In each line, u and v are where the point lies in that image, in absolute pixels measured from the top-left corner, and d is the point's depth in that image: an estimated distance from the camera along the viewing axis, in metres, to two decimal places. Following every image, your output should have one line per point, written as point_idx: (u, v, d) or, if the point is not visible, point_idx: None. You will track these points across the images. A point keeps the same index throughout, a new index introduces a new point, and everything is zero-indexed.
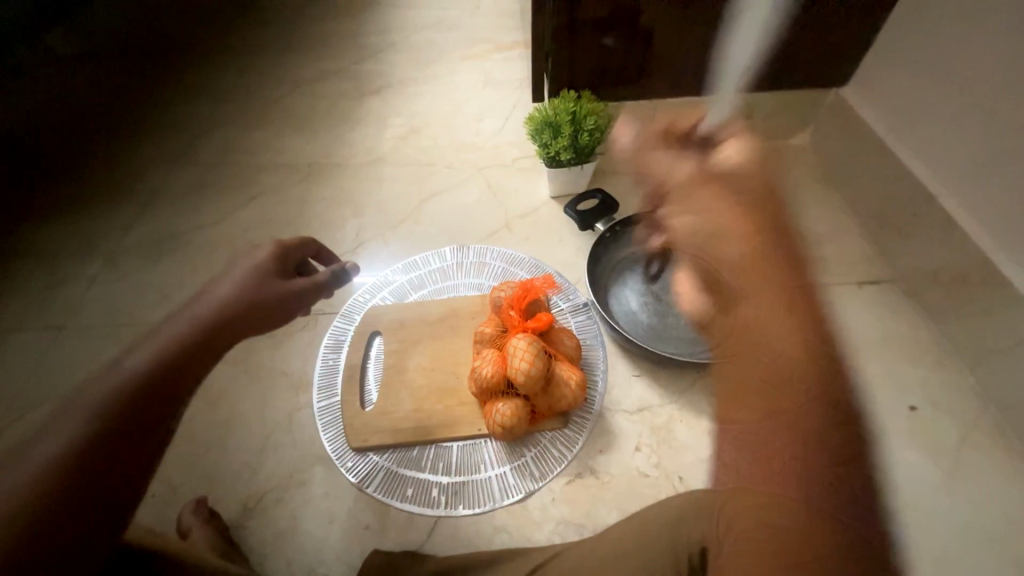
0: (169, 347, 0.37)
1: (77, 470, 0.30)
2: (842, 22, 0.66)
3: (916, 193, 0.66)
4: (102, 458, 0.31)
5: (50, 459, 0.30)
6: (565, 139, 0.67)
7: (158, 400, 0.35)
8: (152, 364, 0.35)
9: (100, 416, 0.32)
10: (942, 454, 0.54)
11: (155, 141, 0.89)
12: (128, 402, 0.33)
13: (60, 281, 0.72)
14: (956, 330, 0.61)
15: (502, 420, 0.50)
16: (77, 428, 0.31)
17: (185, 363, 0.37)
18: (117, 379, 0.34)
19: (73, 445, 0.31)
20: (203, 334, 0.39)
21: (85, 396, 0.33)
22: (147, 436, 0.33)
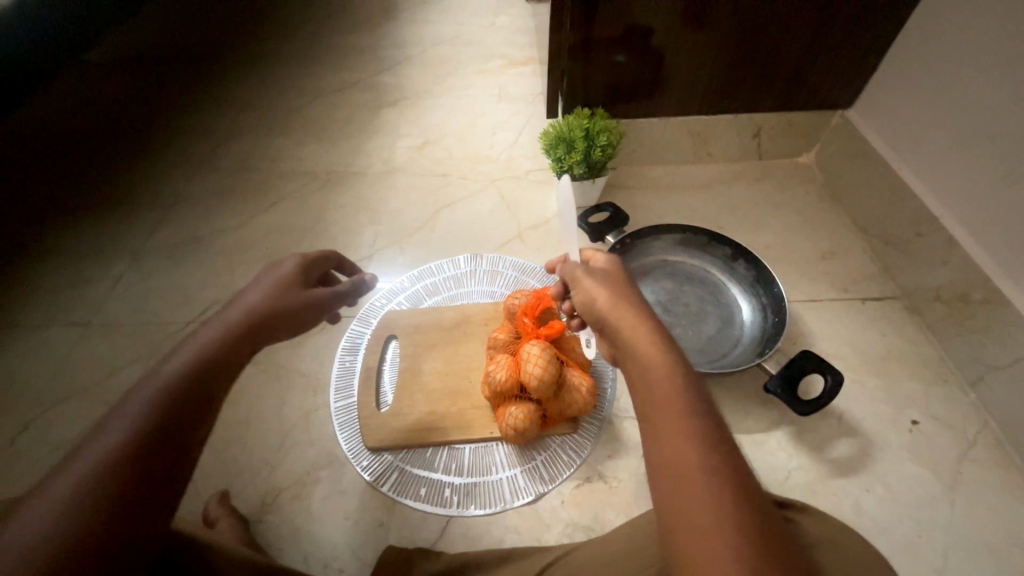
0: (210, 346, 0.37)
1: (130, 464, 0.30)
2: (848, 47, 0.69)
3: (919, 213, 0.68)
4: (152, 453, 0.31)
5: (105, 454, 0.30)
6: (578, 154, 0.70)
7: (201, 396, 0.35)
8: (195, 362, 0.36)
9: (152, 413, 0.32)
10: (943, 468, 0.55)
11: (179, 145, 0.92)
12: (174, 397, 0.33)
13: (87, 280, 0.75)
14: (957, 348, 0.63)
15: (514, 423, 0.52)
16: (130, 426, 0.31)
17: (224, 360, 0.37)
18: (165, 376, 0.34)
19: (125, 440, 0.31)
20: (238, 336, 0.39)
21: (136, 395, 0.33)
22: (192, 431, 0.33)
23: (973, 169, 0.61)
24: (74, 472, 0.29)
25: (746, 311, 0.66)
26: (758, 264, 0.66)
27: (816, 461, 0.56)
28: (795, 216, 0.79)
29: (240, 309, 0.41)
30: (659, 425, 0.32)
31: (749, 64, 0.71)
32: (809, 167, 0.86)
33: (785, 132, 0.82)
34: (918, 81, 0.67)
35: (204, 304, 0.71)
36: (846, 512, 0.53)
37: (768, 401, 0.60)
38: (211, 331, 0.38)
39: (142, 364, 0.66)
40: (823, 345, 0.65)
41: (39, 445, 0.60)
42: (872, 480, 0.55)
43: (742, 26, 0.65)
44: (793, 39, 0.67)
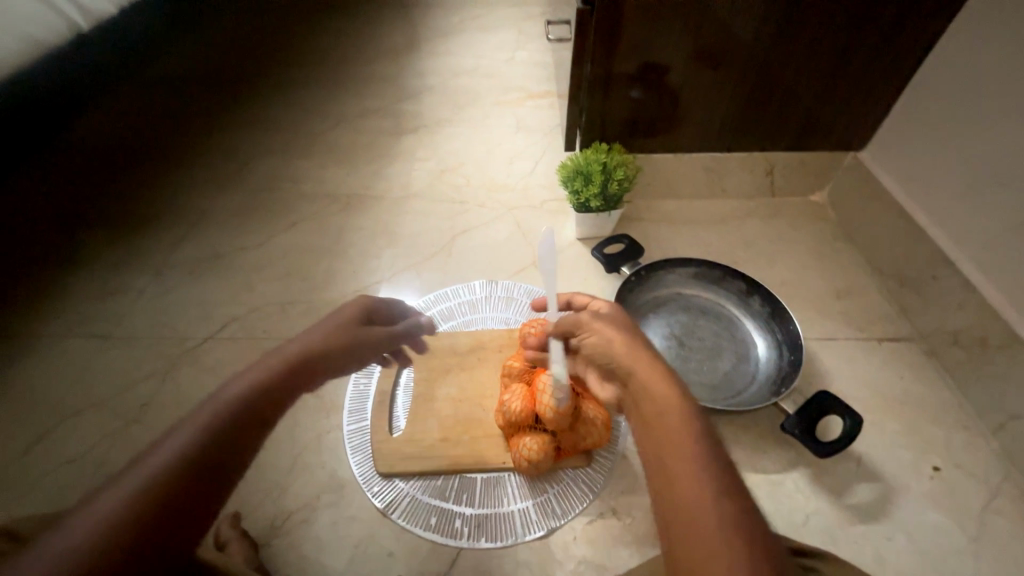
0: (260, 382, 0.38)
1: (158, 502, 0.30)
2: (860, 91, 0.71)
3: (934, 255, 0.68)
4: (182, 493, 0.31)
5: (140, 486, 0.30)
6: (596, 187, 0.72)
7: (241, 438, 0.35)
8: (243, 398, 0.36)
9: (200, 437, 0.33)
10: (966, 518, 0.54)
11: (206, 164, 0.95)
12: (216, 434, 0.34)
13: (111, 292, 0.76)
14: (977, 393, 0.62)
15: (528, 454, 0.52)
16: (179, 447, 0.32)
17: (279, 395, 0.38)
18: (212, 411, 0.35)
19: (160, 473, 0.31)
20: (299, 370, 0.41)
21: (194, 417, 0.34)
22: (225, 475, 0.33)
23: (987, 213, 0.62)
24: (107, 501, 0.29)
25: (761, 347, 0.66)
26: (773, 300, 0.66)
27: (835, 506, 0.55)
28: (809, 253, 0.80)
29: (300, 344, 0.43)
30: (670, 467, 0.35)
31: (764, 105, 0.73)
32: (821, 205, 0.87)
33: (797, 171, 0.84)
34: (930, 126, 0.69)
35: (222, 321, 0.73)
36: (867, 561, 0.51)
37: (784, 440, 0.59)
38: (267, 365, 0.40)
39: (158, 378, 0.67)
40: (839, 384, 0.64)
41: (52, 457, 0.60)
42: (893, 527, 0.53)
43: (757, 69, 0.68)
44: (807, 82, 0.70)
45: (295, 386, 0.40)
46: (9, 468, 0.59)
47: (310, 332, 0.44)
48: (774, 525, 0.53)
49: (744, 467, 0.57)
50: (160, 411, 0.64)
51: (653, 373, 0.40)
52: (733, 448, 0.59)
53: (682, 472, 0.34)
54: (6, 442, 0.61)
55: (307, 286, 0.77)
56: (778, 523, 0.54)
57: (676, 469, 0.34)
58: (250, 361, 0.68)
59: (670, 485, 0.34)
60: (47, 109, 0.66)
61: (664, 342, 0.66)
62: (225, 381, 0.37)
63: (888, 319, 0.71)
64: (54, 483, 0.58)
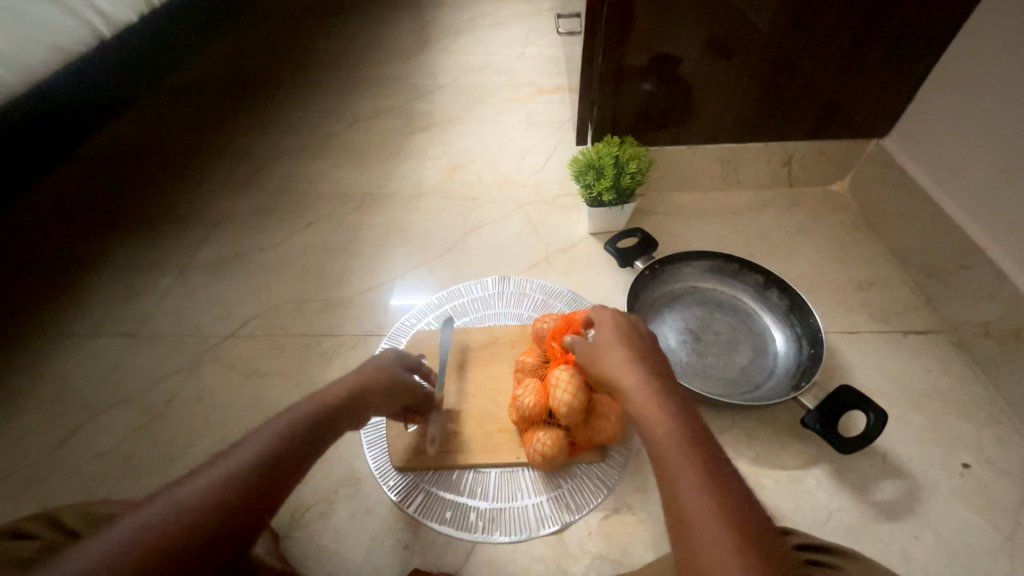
0: (313, 411, 0.42)
1: (207, 515, 0.32)
2: (882, 77, 0.69)
3: (962, 244, 0.66)
4: (230, 509, 0.33)
5: (194, 494, 0.33)
6: (608, 181, 0.71)
7: (289, 463, 0.37)
8: (297, 423, 0.40)
9: (248, 463, 0.36)
10: (999, 517, 0.52)
11: (225, 166, 0.98)
12: (267, 455, 0.37)
13: (137, 292, 0.79)
14: (1010, 387, 0.59)
15: (542, 449, 0.51)
16: (227, 472, 0.35)
17: (317, 433, 0.41)
18: (269, 431, 0.38)
19: (213, 484, 0.34)
20: (335, 410, 0.43)
21: (245, 443, 0.37)
22: (270, 499, 0.35)
23: (1018, 201, 0.59)
24: (165, 504, 0.32)
25: (780, 341, 0.64)
26: (792, 293, 0.65)
27: (858, 503, 0.53)
28: (829, 244, 0.78)
29: (355, 377, 0.48)
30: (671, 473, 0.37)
31: (780, 95, 0.71)
32: (842, 195, 0.84)
33: (816, 160, 0.81)
34: (957, 111, 0.66)
35: (242, 319, 0.74)
36: (894, 561, 0.50)
37: (804, 436, 0.58)
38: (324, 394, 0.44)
39: (182, 375, 0.69)
40: (862, 379, 0.62)
41: (84, 450, 0.62)
42: (920, 526, 0.52)
43: (773, 59, 0.66)
44: (825, 71, 0.68)
45: (341, 418, 0.44)
46: (45, 461, 0.61)
47: (361, 368, 0.49)
48: (794, 522, 0.52)
49: (763, 463, 0.56)
50: (184, 406, 0.66)
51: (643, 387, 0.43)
52: (751, 443, 0.58)
53: (681, 475, 0.37)
54: (42, 436, 0.64)
55: (323, 284, 0.78)
56: (799, 520, 0.52)
57: (676, 473, 0.37)
58: (269, 357, 0.70)
59: (671, 489, 0.36)
60: (74, 117, 0.69)
61: (678, 336, 0.66)
62: (286, 405, 0.42)
63: (912, 311, 0.69)
64: (86, 475, 0.60)
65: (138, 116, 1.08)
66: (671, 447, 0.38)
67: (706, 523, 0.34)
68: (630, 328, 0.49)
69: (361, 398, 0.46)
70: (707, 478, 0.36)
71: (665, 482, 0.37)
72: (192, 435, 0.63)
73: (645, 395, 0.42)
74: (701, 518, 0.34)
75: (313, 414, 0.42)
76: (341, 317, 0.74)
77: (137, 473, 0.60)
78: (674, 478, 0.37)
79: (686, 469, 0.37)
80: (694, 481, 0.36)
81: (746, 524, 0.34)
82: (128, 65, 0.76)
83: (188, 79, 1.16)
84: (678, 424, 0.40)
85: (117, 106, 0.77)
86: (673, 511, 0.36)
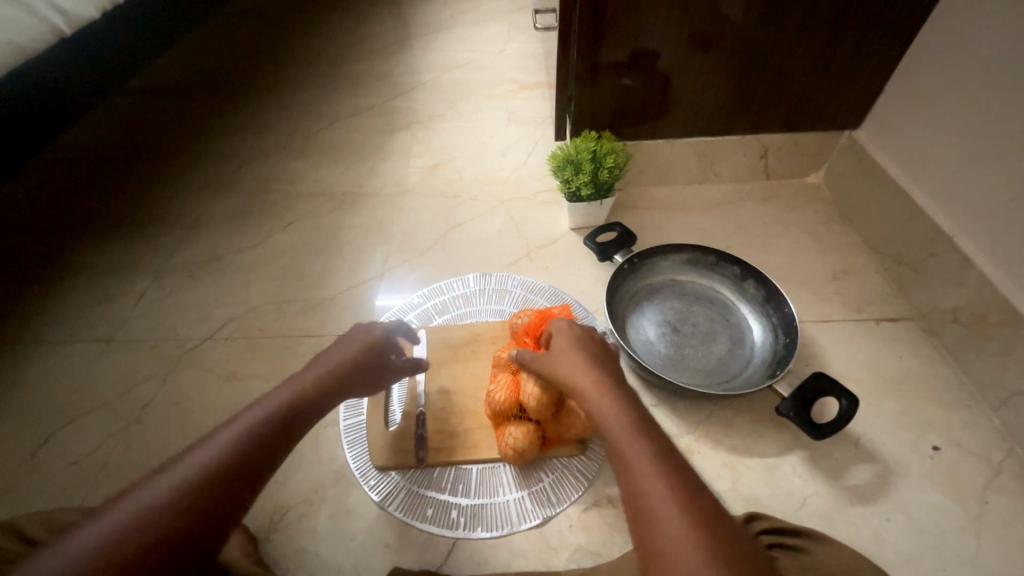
0: (281, 408, 0.41)
1: (165, 525, 0.32)
2: (853, 68, 0.70)
3: (931, 232, 0.67)
4: (190, 517, 0.33)
5: (149, 503, 0.32)
6: (586, 176, 0.71)
7: (254, 466, 0.36)
8: (262, 422, 0.39)
9: (215, 462, 0.35)
10: (966, 497, 0.53)
11: (202, 167, 0.96)
12: (229, 460, 0.36)
13: (112, 297, 0.77)
14: (977, 371, 0.61)
15: (514, 444, 0.52)
16: (192, 472, 0.34)
17: (286, 426, 0.40)
18: (230, 434, 0.37)
19: (170, 492, 0.33)
20: (307, 401, 0.42)
21: (212, 442, 0.36)
22: (233, 504, 0.35)
23: (984, 189, 0.61)
24: (118, 515, 0.32)
25: (757, 331, 0.65)
26: (768, 284, 0.65)
27: (832, 487, 0.54)
28: (806, 236, 0.79)
29: (324, 366, 0.46)
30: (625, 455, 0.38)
31: (754, 88, 0.72)
32: (818, 187, 0.86)
33: (792, 152, 0.83)
34: (926, 101, 0.67)
35: (221, 321, 0.73)
36: (865, 543, 0.51)
37: (780, 424, 0.58)
38: (292, 388, 0.43)
39: (158, 380, 0.67)
40: (837, 366, 0.63)
41: (57, 459, 0.61)
42: (891, 508, 0.53)
43: (747, 51, 0.67)
44: (798, 62, 0.68)
45: (312, 410, 0.42)
46: (16, 471, 0.60)
47: (329, 355, 0.47)
48: (770, 509, 0.53)
49: (740, 452, 0.57)
50: (161, 412, 0.65)
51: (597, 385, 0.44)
52: (729, 433, 0.58)
53: (635, 462, 0.38)
54: (13, 445, 0.62)
55: (302, 285, 0.77)
56: (776, 507, 0.53)
57: (627, 456, 0.38)
58: (248, 359, 0.69)
59: (627, 479, 0.37)
60: (38, 119, 0.67)
61: (657, 329, 0.66)
62: (250, 404, 0.40)
63: (886, 300, 0.70)
64: (58, 483, 0.59)
65: (109, 116, 1.05)
66: (626, 438, 0.39)
67: (662, 506, 0.35)
68: (591, 341, 0.50)
69: (335, 388, 0.45)
70: (659, 463, 0.37)
71: (621, 473, 0.38)
72: (169, 440, 0.62)
73: (601, 394, 0.43)
74: (657, 502, 0.35)
75: (279, 412, 0.40)
76: (322, 317, 0.73)
77: (113, 480, 0.59)
78: (630, 466, 0.38)
79: (640, 456, 0.38)
80: (647, 467, 0.37)
81: (698, 503, 0.35)
82: (95, 64, 0.75)
83: (163, 79, 1.14)
84: (632, 417, 0.41)
85: (85, 107, 0.75)
86: (630, 500, 0.36)
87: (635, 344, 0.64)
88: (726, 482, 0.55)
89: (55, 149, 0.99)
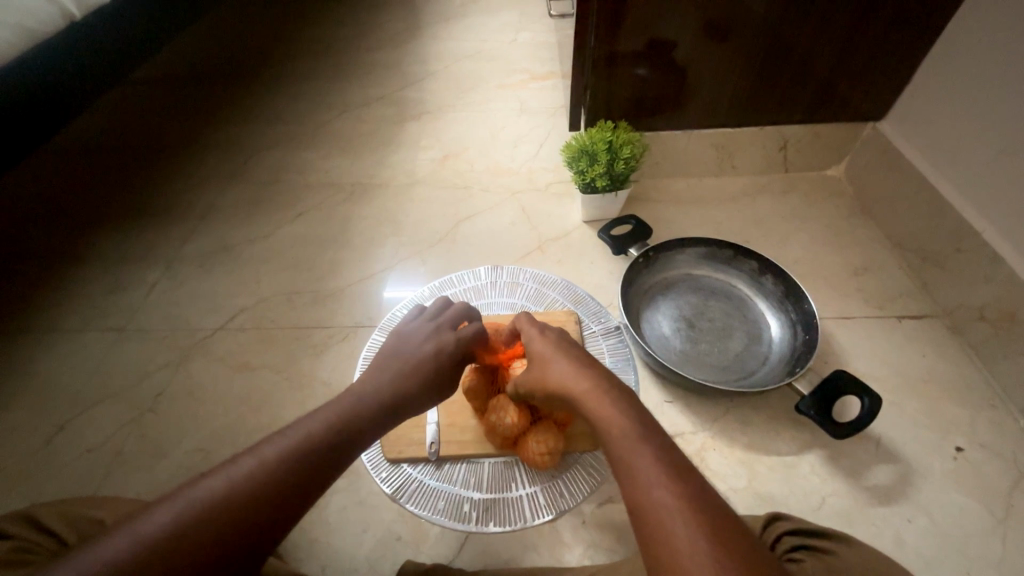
0: (339, 422, 0.40)
1: (214, 528, 0.32)
2: (880, 58, 0.67)
3: (958, 228, 0.65)
4: (240, 524, 0.33)
5: (201, 504, 0.32)
6: (601, 167, 0.69)
7: (304, 482, 0.36)
8: (319, 434, 0.39)
9: (269, 469, 0.35)
10: (991, 500, 0.52)
11: (211, 157, 0.95)
12: (278, 472, 0.35)
13: (124, 287, 0.77)
14: (1005, 371, 0.59)
15: (542, 452, 0.51)
16: (246, 477, 0.34)
17: (343, 438, 0.39)
18: (286, 444, 0.37)
19: (219, 498, 0.33)
20: (367, 413, 0.42)
21: (270, 447, 0.37)
22: (282, 518, 0.34)
23: (1016, 183, 0.58)
24: (170, 512, 0.32)
25: (775, 328, 0.64)
26: (787, 279, 0.64)
27: (851, 487, 0.53)
28: (826, 230, 0.77)
29: (394, 375, 0.46)
30: (628, 462, 0.36)
31: (774, 80, 0.70)
32: (838, 180, 0.83)
33: (812, 145, 0.80)
34: (956, 92, 0.64)
35: (231, 312, 0.73)
36: (886, 544, 0.50)
37: (798, 422, 0.57)
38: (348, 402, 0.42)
39: (171, 369, 0.68)
40: (857, 364, 0.62)
41: (74, 445, 0.62)
42: (913, 509, 0.52)
43: (768, 42, 0.65)
44: (823, 53, 0.66)
45: (367, 429, 0.41)
46: (33, 458, 0.61)
47: (389, 369, 0.47)
48: (788, 508, 0.52)
49: (757, 450, 0.56)
50: (174, 401, 0.65)
51: (594, 389, 0.42)
52: (745, 430, 0.57)
53: (639, 470, 0.35)
54: (29, 433, 0.63)
55: (313, 276, 0.77)
56: (793, 506, 0.52)
57: (631, 462, 0.36)
58: (259, 350, 0.69)
59: (633, 489, 0.35)
60: (46, 108, 0.67)
61: (673, 324, 0.65)
62: (312, 411, 0.40)
63: (909, 296, 0.69)
64: (74, 471, 0.60)
65: (120, 104, 1.05)
66: (628, 443, 0.37)
67: (672, 519, 0.32)
68: (560, 334, 0.50)
69: (389, 408, 0.44)
70: (666, 471, 0.35)
71: (624, 482, 0.36)
72: (182, 430, 0.62)
73: (597, 398, 0.41)
74: (667, 512, 0.33)
75: (337, 423, 0.40)
76: (333, 309, 0.73)
77: (126, 470, 0.59)
78: (635, 474, 0.35)
79: (644, 464, 0.36)
80: (654, 475, 0.35)
81: (707, 507, 0.33)
82: (106, 52, 0.74)
83: (174, 67, 1.14)
84: (633, 422, 0.39)
85: (95, 95, 0.75)
86: (636, 513, 0.34)
87: (649, 339, 0.63)
88: (742, 480, 0.54)
89: (65, 137, 0.99)
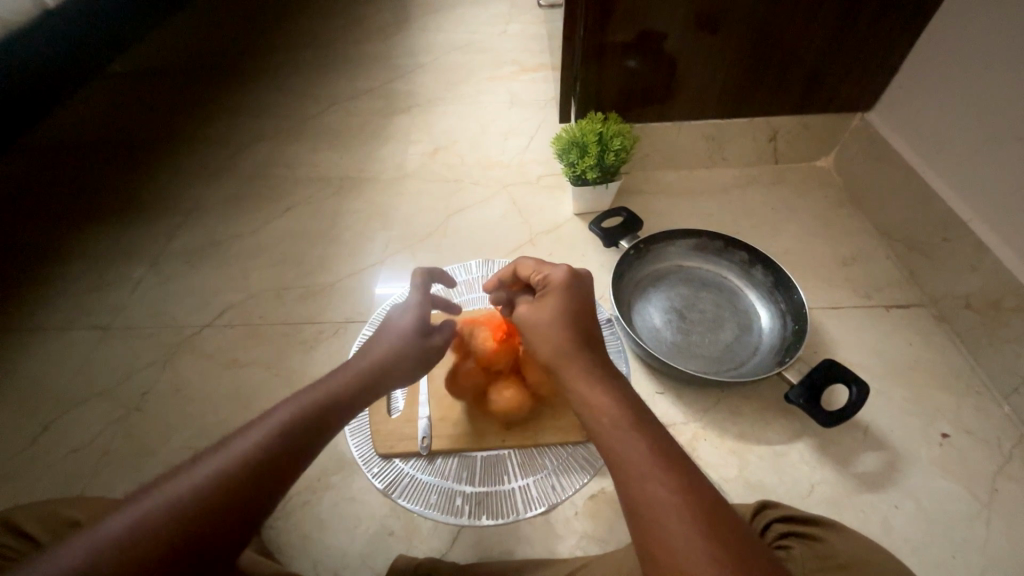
0: (309, 410, 0.40)
1: (186, 519, 0.31)
2: (868, 48, 0.67)
3: (945, 217, 0.66)
4: (204, 521, 0.32)
5: (168, 500, 0.32)
6: (591, 159, 0.69)
7: (279, 467, 0.36)
8: (287, 425, 0.38)
9: (245, 456, 0.35)
10: (976, 485, 0.53)
11: (197, 151, 0.93)
12: (253, 461, 0.35)
13: (108, 285, 0.76)
14: (991, 359, 0.60)
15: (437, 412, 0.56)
16: (219, 466, 0.34)
17: (315, 427, 0.39)
18: (259, 434, 0.37)
19: (194, 489, 0.32)
20: (338, 401, 0.42)
21: (243, 438, 0.36)
22: (257, 505, 0.34)
23: (1002, 172, 0.59)
24: (133, 512, 0.31)
25: (765, 318, 0.64)
26: (776, 269, 0.64)
27: (839, 474, 0.54)
28: (816, 221, 0.77)
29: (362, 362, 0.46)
30: (617, 451, 0.36)
31: (763, 71, 0.70)
32: (828, 171, 0.84)
33: (801, 136, 0.80)
34: (943, 82, 0.65)
35: (219, 308, 0.72)
36: (873, 529, 0.50)
37: (788, 411, 0.58)
38: (315, 395, 0.41)
39: (158, 367, 0.67)
40: (845, 354, 0.63)
41: (59, 446, 0.60)
42: (900, 496, 0.52)
43: (757, 33, 0.65)
44: (811, 43, 0.66)
45: (339, 415, 0.41)
46: (16, 459, 0.60)
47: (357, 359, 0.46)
48: (777, 495, 0.53)
49: (748, 439, 0.56)
50: (161, 400, 0.64)
51: (584, 373, 0.41)
52: (736, 420, 0.58)
53: (629, 458, 0.35)
54: (12, 433, 0.62)
55: (301, 272, 0.76)
56: (783, 493, 0.53)
57: (621, 451, 0.36)
58: (248, 347, 0.68)
59: (624, 480, 0.35)
60: (20, 103, 0.65)
61: (664, 315, 0.65)
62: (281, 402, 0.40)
63: (897, 285, 0.69)
64: (59, 471, 0.59)
65: (101, 99, 1.02)
66: (616, 432, 0.37)
67: (665, 507, 0.33)
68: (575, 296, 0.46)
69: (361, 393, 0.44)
70: (655, 458, 0.35)
71: (616, 470, 0.36)
72: (169, 429, 0.61)
73: (585, 383, 0.40)
74: (659, 503, 0.33)
75: (308, 412, 0.40)
76: (323, 303, 0.72)
77: (113, 469, 0.58)
78: (626, 466, 0.35)
79: (635, 454, 0.35)
80: (648, 467, 0.35)
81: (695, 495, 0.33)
82: (81, 45, 0.72)
83: (156, 61, 1.11)
84: (619, 408, 0.38)
85: (72, 89, 0.73)
86: (628, 500, 0.34)
87: (640, 331, 0.63)
88: (733, 469, 0.54)
89: (43, 132, 0.96)
